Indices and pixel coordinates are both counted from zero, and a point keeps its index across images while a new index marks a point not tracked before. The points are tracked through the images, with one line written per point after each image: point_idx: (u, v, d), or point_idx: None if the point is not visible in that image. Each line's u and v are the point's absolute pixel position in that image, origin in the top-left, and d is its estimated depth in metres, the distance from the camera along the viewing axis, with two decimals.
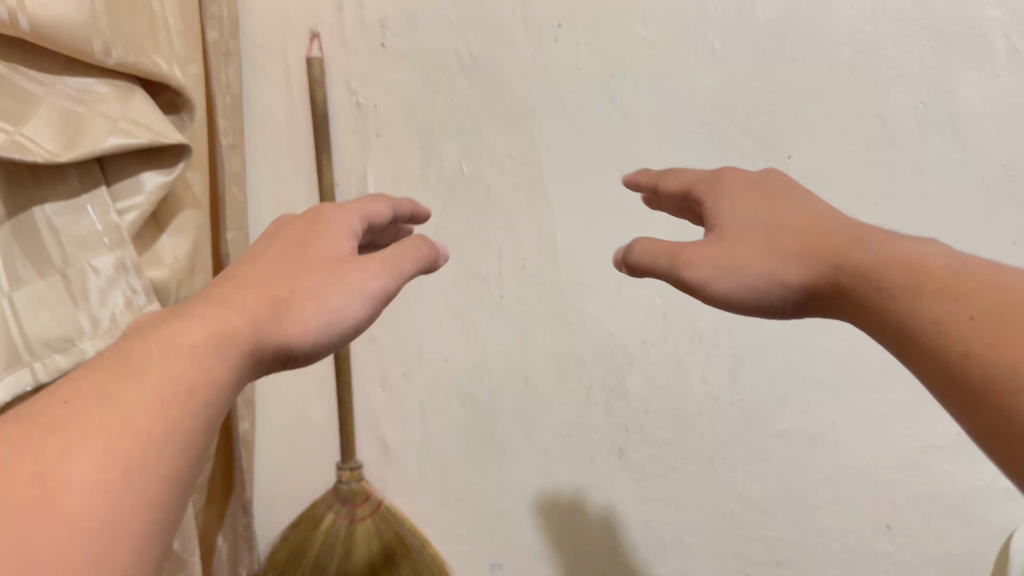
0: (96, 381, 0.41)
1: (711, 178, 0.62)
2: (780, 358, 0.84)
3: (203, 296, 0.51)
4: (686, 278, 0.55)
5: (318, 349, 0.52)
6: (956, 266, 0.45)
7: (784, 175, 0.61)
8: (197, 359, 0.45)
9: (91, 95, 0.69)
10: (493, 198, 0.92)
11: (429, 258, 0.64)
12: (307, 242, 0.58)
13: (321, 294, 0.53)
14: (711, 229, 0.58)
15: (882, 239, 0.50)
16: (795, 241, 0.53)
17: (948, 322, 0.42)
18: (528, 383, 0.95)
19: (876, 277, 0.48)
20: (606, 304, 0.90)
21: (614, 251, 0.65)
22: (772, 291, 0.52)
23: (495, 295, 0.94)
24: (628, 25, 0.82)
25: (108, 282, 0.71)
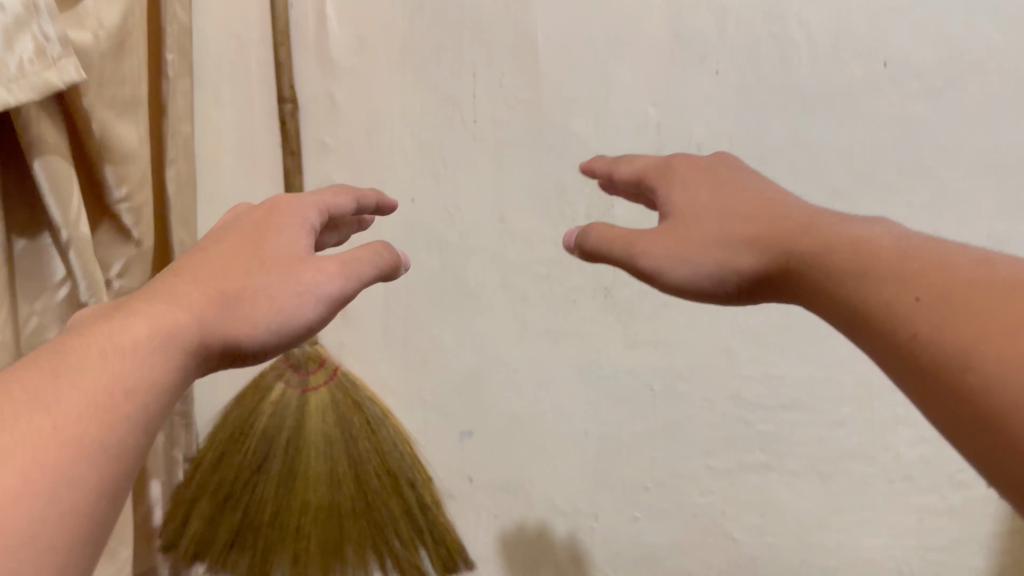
0: (31, 383, 0.43)
1: (664, 165, 0.62)
2: (789, 166, 0.74)
3: (150, 294, 0.51)
4: (642, 265, 0.55)
5: (267, 347, 0.52)
6: (904, 249, 0.45)
7: (734, 162, 0.61)
8: (138, 359, 0.46)
9: None
10: (466, 7, 0.82)
11: (389, 265, 0.63)
12: (260, 237, 0.57)
13: (273, 293, 0.53)
14: (663, 216, 0.58)
15: (831, 224, 0.51)
16: (744, 227, 0.54)
17: (900, 304, 0.43)
18: (504, 220, 0.85)
19: (827, 261, 0.48)
20: (591, 119, 0.80)
21: (565, 234, 0.64)
22: (726, 278, 0.53)
23: (468, 120, 0.84)
24: None
25: (17, 23, 0.60)
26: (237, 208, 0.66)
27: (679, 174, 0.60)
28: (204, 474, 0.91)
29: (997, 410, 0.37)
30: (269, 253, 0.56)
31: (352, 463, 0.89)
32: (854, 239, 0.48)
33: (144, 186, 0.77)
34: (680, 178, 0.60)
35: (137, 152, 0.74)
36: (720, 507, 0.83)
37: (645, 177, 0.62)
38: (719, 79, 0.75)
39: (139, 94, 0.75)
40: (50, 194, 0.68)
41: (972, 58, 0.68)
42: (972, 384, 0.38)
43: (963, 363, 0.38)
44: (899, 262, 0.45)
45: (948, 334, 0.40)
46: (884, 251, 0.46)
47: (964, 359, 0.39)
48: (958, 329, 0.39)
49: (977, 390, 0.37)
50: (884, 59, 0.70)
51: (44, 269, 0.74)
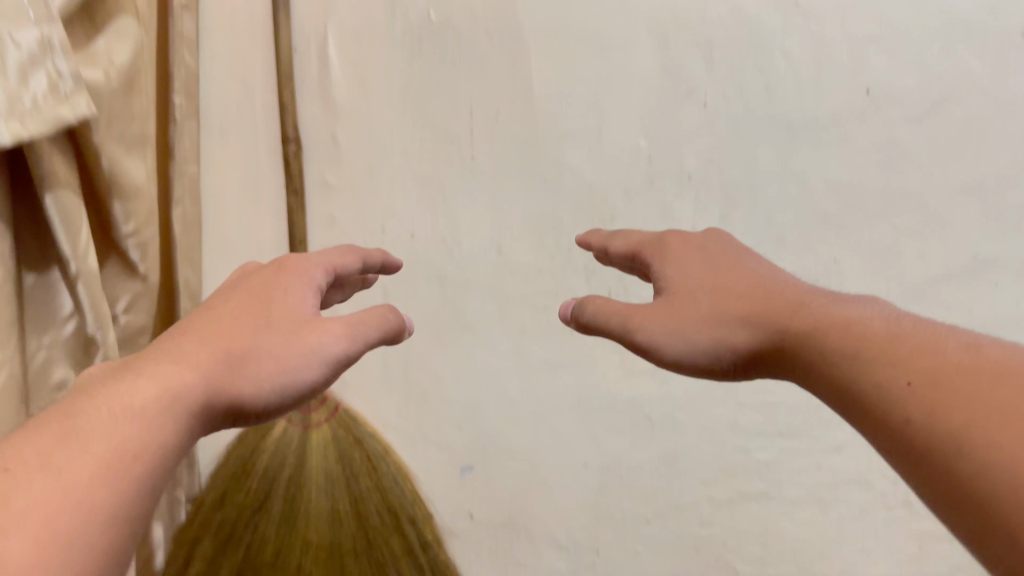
0: (42, 446, 0.42)
1: (656, 242, 0.64)
2: (777, 195, 0.78)
3: (156, 353, 0.51)
4: (638, 339, 0.56)
5: (272, 408, 0.52)
6: (895, 332, 0.47)
7: (728, 238, 0.63)
8: (146, 421, 0.45)
9: None
10: (464, 47, 0.84)
11: (393, 329, 0.62)
12: (267, 294, 0.57)
13: (277, 354, 0.53)
14: (659, 293, 0.59)
15: (823, 304, 0.52)
16: (736, 302, 0.55)
17: (892, 387, 0.44)
18: (502, 252, 0.87)
19: (823, 342, 0.49)
20: (586, 153, 0.83)
21: (563, 307, 0.65)
22: (722, 354, 0.54)
23: (466, 156, 0.86)
24: None
25: (31, 60, 0.63)
26: (242, 267, 0.67)
27: (671, 251, 0.62)
28: (203, 514, 0.88)
29: (985, 497, 0.38)
30: (275, 315, 0.56)
31: (353, 501, 0.88)
32: (847, 320, 0.49)
33: (151, 223, 0.79)
34: (671, 255, 0.61)
35: (143, 187, 0.76)
36: (721, 537, 0.86)
37: (640, 252, 0.64)
38: (708, 110, 0.78)
39: (146, 133, 0.77)
40: (61, 231, 0.69)
41: (951, 84, 0.73)
42: (963, 471, 0.39)
43: (954, 448, 0.40)
44: (892, 345, 0.46)
45: (941, 417, 0.41)
46: (876, 335, 0.47)
47: (955, 445, 0.40)
48: (953, 412, 0.41)
49: (966, 477, 0.39)
50: (867, 86, 0.74)
51: (54, 302, 0.74)
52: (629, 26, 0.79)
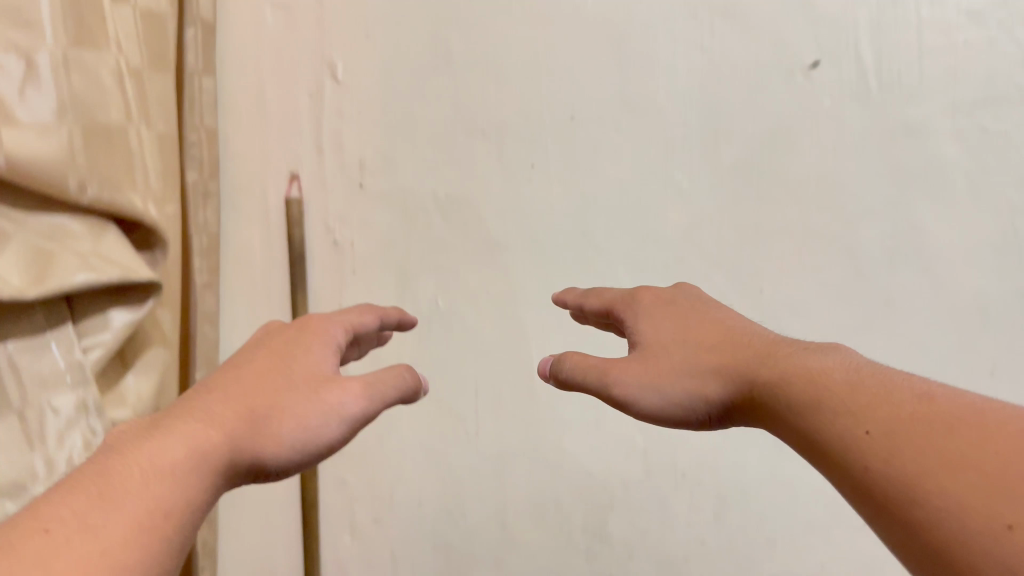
0: (77, 508, 0.41)
1: (630, 298, 0.64)
2: (767, 500, 0.83)
3: (181, 413, 0.51)
4: (615, 394, 0.55)
5: (292, 466, 0.52)
6: (856, 381, 0.45)
7: (695, 291, 0.63)
8: (176, 483, 0.45)
9: (60, 232, 0.69)
10: (469, 334, 0.90)
11: (410, 388, 0.62)
12: (286, 356, 0.58)
13: (298, 412, 0.53)
14: (634, 348, 0.59)
15: (789, 353, 0.50)
16: (708, 355, 0.55)
17: (848, 437, 0.42)
18: (506, 525, 0.90)
19: (785, 390, 0.48)
20: (585, 441, 0.87)
21: (541, 362, 0.64)
22: (696, 405, 0.53)
23: (471, 432, 0.90)
24: (598, 167, 0.85)
25: (68, 423, 0.69)
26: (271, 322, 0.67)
27: (645, 309, 0.62)
28: None
29: (941, 544, 0.35)
30: (296, 376, 0.56)
31: None
32: (807, 370, 0.48)
33: None
34: (647, 313, 0.61)
35: None
36: None
37: (615, 310, 0.65)
38: None
39: None
40: None
41: None
42: (917, 519, 0.37)
43: (907, 497, 0.38)
44: (850, 394, 0.44)
45: (893, 465, 0.39)
46: (836, 384, 0.45)
47: (908, 493, 0.38)
48: (908, 457, 0.39)
49: (921, 524, 0.36)
50: None
51: None
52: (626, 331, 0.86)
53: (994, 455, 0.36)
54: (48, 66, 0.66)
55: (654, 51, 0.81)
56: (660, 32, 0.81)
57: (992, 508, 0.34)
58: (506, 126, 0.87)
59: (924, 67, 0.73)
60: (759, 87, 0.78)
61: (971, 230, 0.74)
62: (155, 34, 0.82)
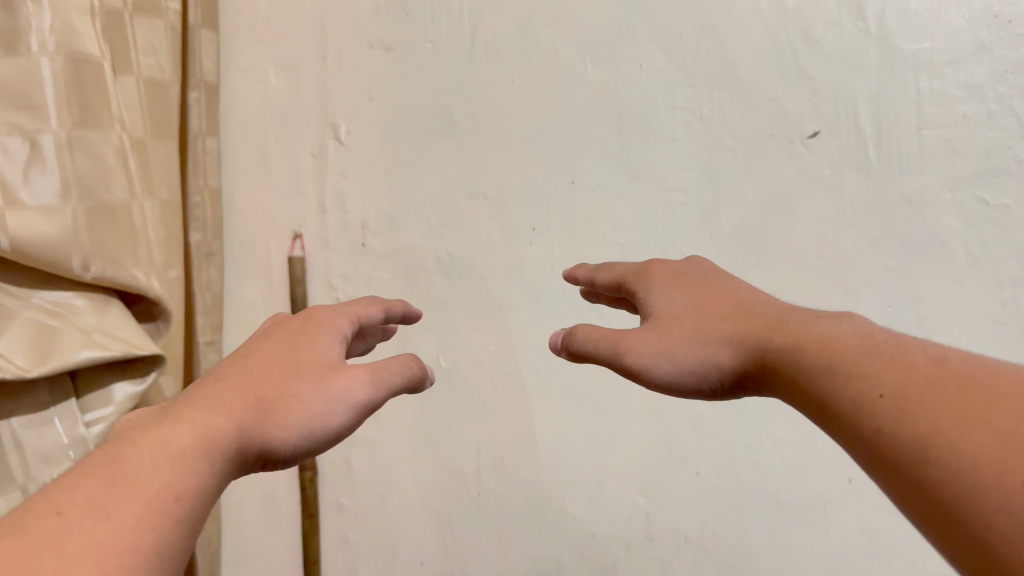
0: (90, 492, 0.40)
1: (641, 271, 0.62)
2: (770, 564, 0.83)
3: (189, 400, 0.49)
4: (627, 362, 0.54)
5: (300, 453, 0.51)
6: (870, 343, 0.44)
7: (708, 264, 0.61)
8: (185, 466, 0.43)
9: (66, 308, 0.70)
10: (470, 393, 0.91)
11: (416, 379, 0.60)
12: (293, 345, 0.57)
13: (307, 399, 0.52)
14: (645, 319, 0.57)
15: (803, 319, 0.49)
16: (720, 324, 0.53)
17: (863, 399, 0.41)
18: None
19: (800, 356, 0.46)
20: (586, 502, 0.87)
21: (553, 335, 0.63)
22: (709, 374, 0.52)
23: (472, 492, 0.91)
24: (599, 230, 0.85)
25: None
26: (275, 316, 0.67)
27: (658, 279, 0.60)
28: None
29: (952, 505, 0.35)
30: (303, 364, 0.55)
31: None
32: (822, 336, 0.46)
33: None
34: (658, 283, 0.60)
35: None
36: None
37: (626, 281, 0.63)
38: (700, 478, 0.84)
39: None
40: None
41: None
42: (930, 478, 0.36)
43: (920, 457, 0.36)
44: (864, 358, 0.43)
45: (907, 426, 0.38)
46: (848, 349, 0.44)
47: (923, 454, 0.36)
48: (920, 420, 0.37)
49: (934, 482, 0.35)
50: (849, 476, 0.81)
51: None
52: (627, 394, 0.86)
53: (1007, 414, 0.35)
54: (52, 147, 0.67)
55: (653, 119, 0.82)
56: (659, 100, 0.82)
57: (1004, 465, 0.33)
58: (507, 189, 0.88)
59: (923, 139, 0.75)
60: (759, 157, 0.80)
61: (969, 304, 0.75)
62: (160, 102, 0.82)
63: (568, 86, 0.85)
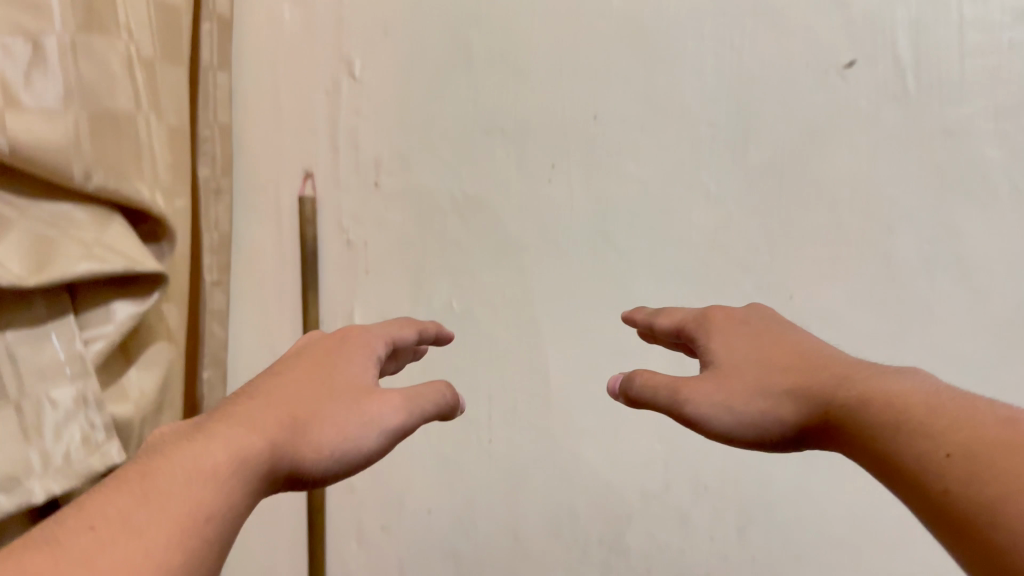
0: (125, 506, 0.40)
1: (700, 317, 0.60)
2: (794, 513, 0.79)
3: (224, 416, 0.50)
4: (686, 412, 0.53)
5: (332, 474, 0.51)
6: (931, 399, 0.44)
7: (771, 312, 0.60)
8: (218, 483, 0.44)
9: (65, 220, 0.67)
10: (483, 336, 0.88)
11: (444, 405, 0.60)
12: (328, 366, 0.58)
13: (339, 422, 0.53)
14: (705, 367, 0.56)
15: (868, 373, 0.49)
16: (782, 375, 0.52)
17: (925, 459, 0.41)
18: (519, 537, 0.87)
19: (865, 412, 0.46)
20: (602, 451, 0.84)
21: (610, 380, 0.62)
22: (770, 425, 0.51)
23: (484, 439, 0.88)
24: (621, 166, 0.82)
25: (65, 416, 0.66)
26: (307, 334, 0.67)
27: (718, 326, 0.58)
28: None
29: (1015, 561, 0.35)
30: (333, 389, 0.55)
31: None
32: (884, 391, 0.46)
33: None
34: (719, 331, 0.58)
35: None
36: None
37: (685, 328, 0.61)
38: None
39: None
40: None
41: None
42: (992, 537, 0.36)
43: (984, 517, 0.37)
44: (928, 413, 0.43)
45: (971, 486, 0.38)
46: (913, 403, 0.44)
47: (986, 511, 0.37)
48: (987, 479, 0.38)
49: (999, 544, 0.36)
50: None
51: None
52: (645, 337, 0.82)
53: None
54: (55, 50, 0.64)
55: (680, 49, 0.79)
56: (688, 31, 0.79)
57: None
58: (527, 126, 0.85)
59: (966, 68, 0.71)
60: (791, 91, 0.76)
61: (1012, 237, 0.71)
62: (170, 25, 0.80)
63: (593, 17, 0.82)
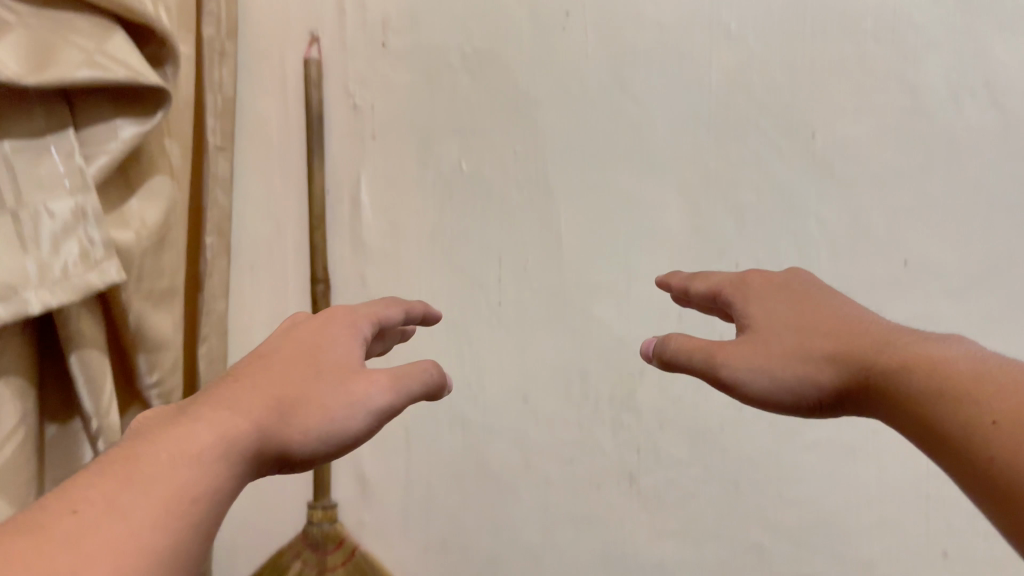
0: (107, 489, 0.37)
1: (738, 280, 0.58)
2: None
3: (208, 400, 0.46)
4: (722, 377, 0.51)
5: (320, 456, 0.49)
6: (978, 368, 0.40)
7: (811, 277, 0.57)
8: (203, 465, 0.41)
9: (65, 25, 0.64)
10: (494, 197, 0.86)
11: (434, 385, 0.58)
12: (315, 343, 0.55)
13: (325, 401, 0.50)
14: (742, 331, 0.53)
15: (910, 342, 0.45)
16: (822, 339, 0.49)
17: (970, 425, 0.38)
18: (528, 400, 0.85)
19: (907, 384, 0.43)
20: (615, 306, 0.82)
21: (644, 343, 0.60)
22: (807, 391, 0.48)
23: (493, 302, 0.86)
24: (638, 10, 0.79)
25: (64, 229, 0.64)
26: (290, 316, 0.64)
27: (756, 290, 0.56)
28: None
29: None
30: (320, 368, 0.52)
31: None
32: (928, 358, 0.43)
33: (174, 373, 0.79)
34: (758, 294, 0.56)
35: (169, 340, 0.76)
36: None
37: (721, 291, 0.58)
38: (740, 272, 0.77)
39: (175, 284, 0.77)
40: (84, 388, 0.69)
41: (995, 257, 0.70)
42: None
43: None
44: (974, 384, 0.40)
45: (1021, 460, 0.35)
46: (958, 373, 0.41)
47: None
48: None
49: None
50: (905, 258, 0.73)
51: (74, 451, 0.73)
52: (661, 186, 0.79)
53: None
54: None
55: None
56: None
57: None
58: None
59: None
60: None
61: None
62: None
63: None
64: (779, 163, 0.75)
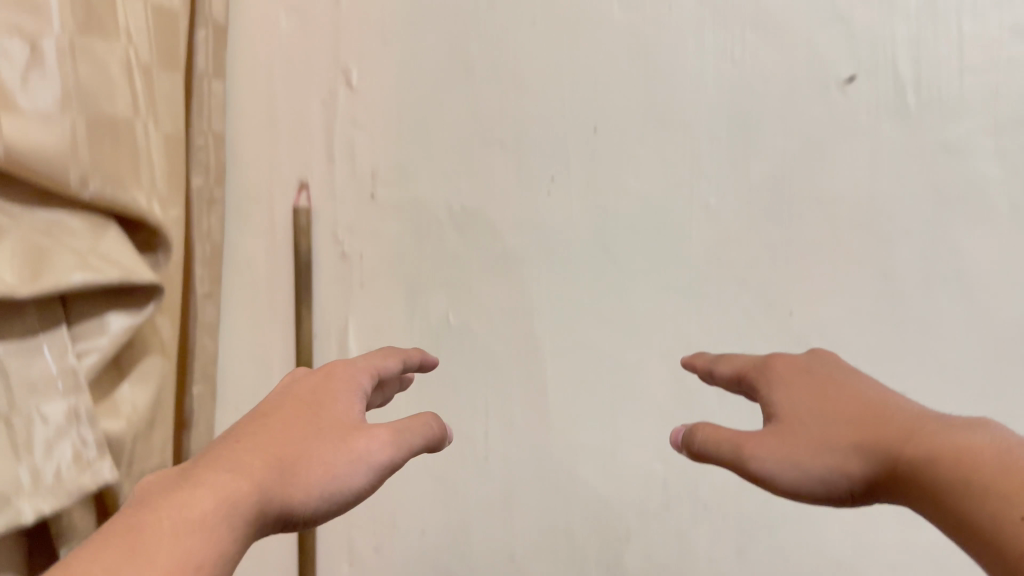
0: (109, 563, 0.39)
1: (762, 366, 0.59)
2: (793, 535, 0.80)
3: (208, 463, 0.48)
4: (749, 469, 0.51)
5: (321, 513, 0.49)
6: (1001, 454, 0.41)
7: (833, 358, 0.58)
8: (204, 532, 0.42)
9: (58, 227, 0.61)
10: (481, 354, 0.87)
11: (434, 436, 0.58)
12: (317, 403, 0.55)
13: (327, 460, 0.50)
14: (769, 420, 0.54)
15: (937, 428, 0.46)
16: (849, 429, 0.50)
17: (999, 517, 0.39)
18: (514, 558, 0.86)
19: (931, 471, 0.44)
20: (600, 469, 0.83)
21: (673, 433, 0.60)
22: (838, 483, 0.48)
23: (480, 457, 0.87)
24: (621, 180, 0.82)
25: (58, 432, 0.61)
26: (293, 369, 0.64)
27: (780, 376, 0.56)
28: None
29: None
30: (321, 422, 0.53)
31: None
32: (954, 446, 0.44)
33: None
34: (781, 380, 0.56)
35: None
36: None
37: (746, 375, 0.59)
38: None
39: (164, 460, 0.78)
40: None
41: None
42: None
43: None
44: (999, 473, 0.41)
45: None
46: (984, 458, 0.42)
47: None
48: None
49: None
50: None
51: None
52: (646, 354, 0.82)
53: None
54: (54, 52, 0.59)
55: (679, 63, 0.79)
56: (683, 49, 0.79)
57: None
58: (527, 138, 0.84)
59: (964, 82, 0.73)
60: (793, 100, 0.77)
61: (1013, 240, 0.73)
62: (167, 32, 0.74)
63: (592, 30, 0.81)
64: (761, 342, 0.78)
